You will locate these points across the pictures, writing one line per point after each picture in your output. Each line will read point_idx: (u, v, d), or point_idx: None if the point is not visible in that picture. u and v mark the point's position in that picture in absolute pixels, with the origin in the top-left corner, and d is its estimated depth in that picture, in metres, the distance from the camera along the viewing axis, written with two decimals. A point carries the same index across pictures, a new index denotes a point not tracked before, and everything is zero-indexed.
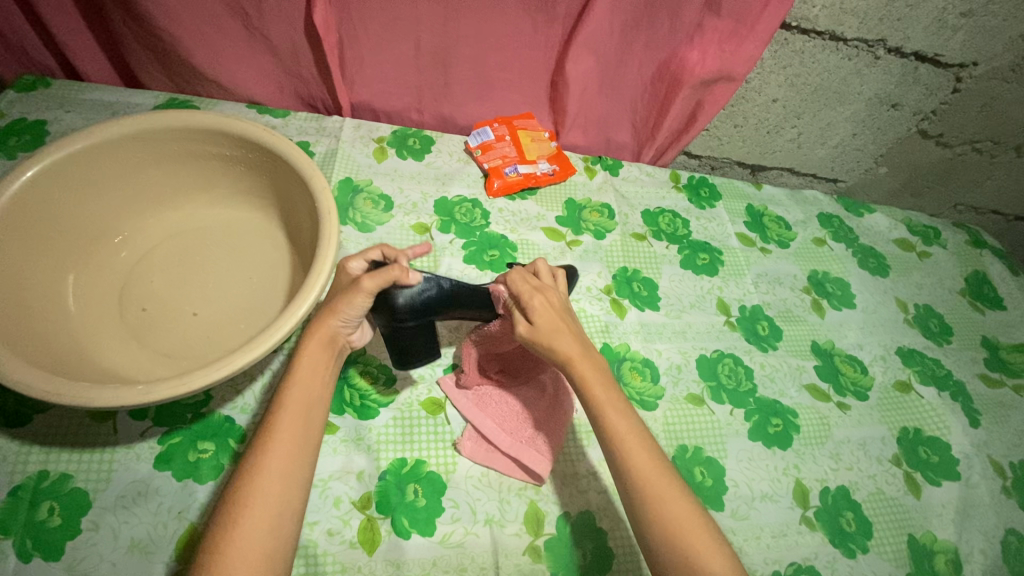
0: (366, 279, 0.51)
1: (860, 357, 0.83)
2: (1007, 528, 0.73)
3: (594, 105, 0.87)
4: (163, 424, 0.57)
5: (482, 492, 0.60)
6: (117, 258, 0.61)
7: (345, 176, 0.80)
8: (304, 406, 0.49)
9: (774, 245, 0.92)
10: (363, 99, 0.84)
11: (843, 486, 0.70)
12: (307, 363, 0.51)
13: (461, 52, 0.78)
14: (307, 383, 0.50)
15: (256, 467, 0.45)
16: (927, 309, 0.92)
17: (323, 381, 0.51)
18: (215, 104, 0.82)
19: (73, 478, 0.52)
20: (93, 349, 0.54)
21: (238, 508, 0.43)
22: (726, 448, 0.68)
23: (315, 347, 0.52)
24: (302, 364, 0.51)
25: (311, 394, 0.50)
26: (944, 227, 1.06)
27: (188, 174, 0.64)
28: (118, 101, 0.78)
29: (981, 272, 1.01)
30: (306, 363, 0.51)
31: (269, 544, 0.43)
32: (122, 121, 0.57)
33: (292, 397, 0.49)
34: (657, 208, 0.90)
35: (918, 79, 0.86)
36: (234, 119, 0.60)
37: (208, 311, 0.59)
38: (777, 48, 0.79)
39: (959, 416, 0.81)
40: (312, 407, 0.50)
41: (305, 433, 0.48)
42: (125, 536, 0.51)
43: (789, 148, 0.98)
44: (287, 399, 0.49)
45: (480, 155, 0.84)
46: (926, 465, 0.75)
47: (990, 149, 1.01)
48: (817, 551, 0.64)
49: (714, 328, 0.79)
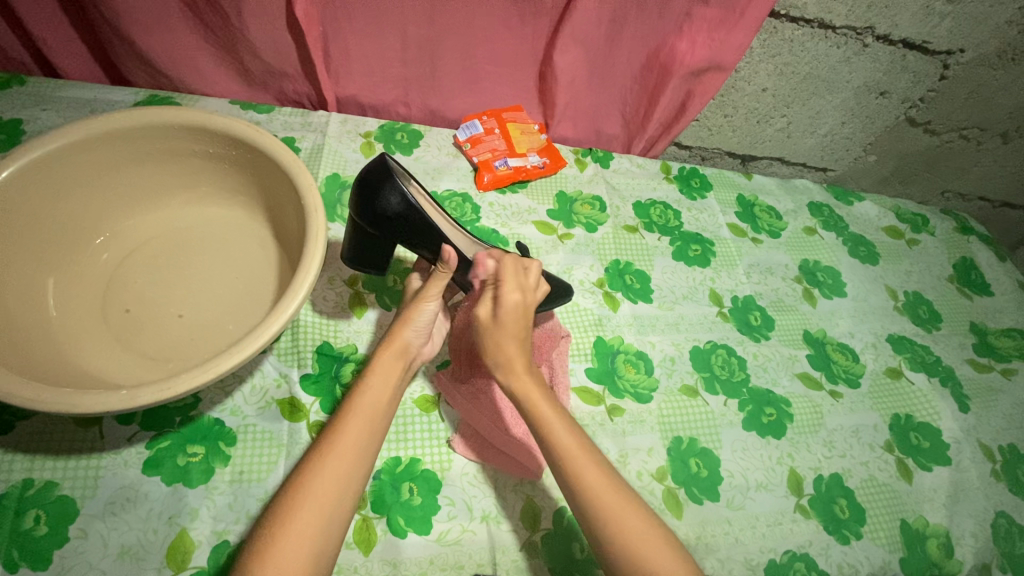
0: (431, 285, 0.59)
1: (851, 345, 0.84)
2: (997, 510, 0.74)
3: (583, 97, 0.86)
4: (151, 428, 0.56)
5: (478, 489, 0.59)
6: (99, 260, 0.59)
7: (332, 171, 0.79)
8: (371, 411, 0.50)
9: (765, 235, 0.92)
10: (349, 93, 0.83)
11: (836, 474, 0.70)
12: (379, 370, 0.53)
13: (448, 44, 0.76)
14: (376, 390, 0.52)
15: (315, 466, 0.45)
16: (916, 296, 0.93)
17: (393, 389, 0.53)
18: (197, 100, 0.80)
19: (59, 485, 0.51)
20: (76, 353, 0.52)
21: (292, 504, 0.43)
22: (720, 438, 0.69)
23: (388, 358, 0.54)
24: (375, 373, 0.53)
25: (380, 400, 0.51)
26: (932, 214, 1.07)
27: (170, 172, 0.63)
28: (97, 99, 0.76)
29: (969, 258, 1.02)
30: (378, 370, 0.53)
31: (315, 545, 0.42)
32: (101, 119, 0.55)
33: (362, 401, 0.50)
34: (648, 199, 0.89)
35: (906, 66, 0.86)
36: (217, 116, 0.58)
37: (194, 313, 0.58)
38: (766, 37, 0.79)
39: (949, 402, 0.82)
40: (380, 413, 0.51)
41: (370, 437, 0.49)
42: (115, 543, 0.50)
43: (779, 138, 0.98)
44: (357, 403, 0.50)
45: (469, 148, 0.83)
46: (918, 450, 0.76)
47: (977, 135, 1.01)
48: (812, 539, 0.64)
49: (706, 319, 0.79)
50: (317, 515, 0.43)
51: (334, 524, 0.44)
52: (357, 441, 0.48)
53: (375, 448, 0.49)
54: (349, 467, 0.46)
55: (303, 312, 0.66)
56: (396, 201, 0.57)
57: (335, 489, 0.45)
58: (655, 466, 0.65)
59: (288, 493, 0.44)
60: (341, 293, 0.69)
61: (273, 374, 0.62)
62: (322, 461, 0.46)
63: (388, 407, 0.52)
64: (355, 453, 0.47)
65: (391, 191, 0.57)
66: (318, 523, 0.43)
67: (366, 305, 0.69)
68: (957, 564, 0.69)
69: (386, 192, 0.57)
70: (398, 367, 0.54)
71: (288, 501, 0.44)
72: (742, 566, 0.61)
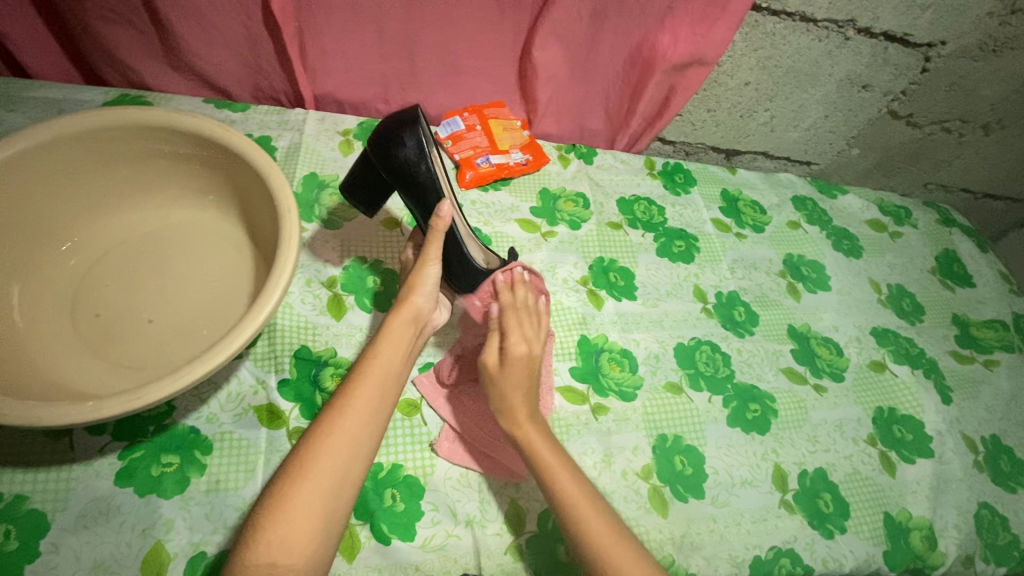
0: (428, 247, 0.59)
1: (835, 339, 0.84)
2: (979, 501, 0.75)
3: (565, 93, 0.85)
4: (123, 438, 0.54)
5: (462, 493, 0.59)
6: (66, 266, 0.57)
7: (309, 171, 0.77)
8: (384, 376, 0.51)
9: (749, 230, 0.92)
10: (326, 90, 0.81)
11: (820, 469, 0.70)
12: (392, 335, 0.54)
13: (426, 40, 0.75)
14: (389, 355, 0.52)
15: (327, 429, 0.46)
16: (899, 289, 0.93)
17: (404, 352, 0.53)
18: (170, 98, 0.78)
19: (28, 499, 0.50)
20: (43, 363, 0.51)
21: (304, 467, 0.44)
22: (705, 435, 0.68)
23: (401, 321, 0.55)
24: (387, 338, 0.53)
25: (392, 364, 0.52)
26: (915, 206, 1.07)
27: (139, 175, 0.61)
28: (65, 98, 0.74)
29: (951, 250, 1.03)
30: (391, 334, 0.54)
31: (328, 507, 0.43)
32: (65, 120, 0.54)
33: (376, 364, 0.51)
34: (632, 195, 0.89)
35: (888, 59, 0.86)
36: (186, 115, 0.57)
37: (167, 318, 0.57)
38: (748, 31, 0.78)
39: (932, 394, 0.82)
40: (393, 378, 0.51)
41: (383, 401, 0.49)
42: (87, 557, 0.48)
43: (762, 132, 0.97)
44: (370, 366, 0.51)
45: (450, 146, 0.82)
46: (901, 443, 0.76)
47: (959, 128, 1.02)
48: (796, 534, 0.64)
49: (691, 315, 0.79)
50: (330, 475, 0.44)
51: (346, 486, 0.44)
52: (371, 404, 0.48)
53: (387, 413, 0.49)
54: (361, 430, 0.47)
55: (280, 315, 0.65)
56: (411, 148, 0.60)
57: (347, 451, 0.45)
58: (640, 465, 0.64)
59: (302, 453, 0.45)
60: (319, 296, 0.68)
61: (250, 380, 0.60)
62: (335, 423, 0.46)
63: (400, 371, 0.52)
64: (368, 417, 0.48)
65: (409, 136, 0.59)
66: (331, 483, 0.44)
67: (345, 307, 0.68)
68: (940, 555, 0.69)
69: (404, 136, 0.59)
70: (410, 333, 0.55)
71: (301, 460, 0.44)
72: (727, 564, 0.61)
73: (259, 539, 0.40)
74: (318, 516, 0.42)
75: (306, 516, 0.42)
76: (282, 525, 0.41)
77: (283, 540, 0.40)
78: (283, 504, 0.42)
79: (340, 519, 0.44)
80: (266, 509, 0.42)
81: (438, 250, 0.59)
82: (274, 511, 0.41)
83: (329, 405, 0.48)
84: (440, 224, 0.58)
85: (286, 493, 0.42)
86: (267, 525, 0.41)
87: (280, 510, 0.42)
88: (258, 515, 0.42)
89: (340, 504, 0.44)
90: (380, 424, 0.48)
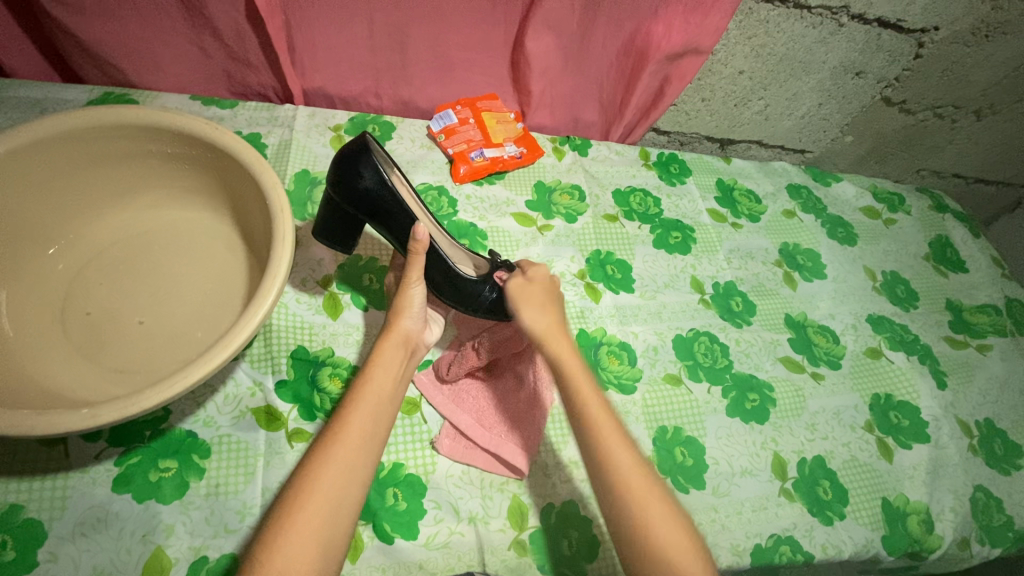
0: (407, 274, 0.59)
1: (832, 327, 0.84)
2: (974, 484, 0.76)
3: (558, 84, 0.84)
4: (120, 444, 0.54)
5: (464, 490, 0.59)
6: (54, 271, 0.56)
7: (301, 168, 0.76)
8: (375, 401, 0.51)
9: (745, 220, 0.92)
10: (316, 85, 0.80)
11: (819, 456, 0.71)
12: (382, 359, 0.54)
13: (417, 32, 0.74)
14: (382, 378, 0.53)
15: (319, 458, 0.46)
16: (894, 275, 0.94)
17: (395, 377, 0.54)
18: (156, 95, 0.76)
19: (25, 507, 0.49)
20: (36, 369, 0.50)
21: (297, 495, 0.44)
22: (704, 426, 0.69)
23: (390, 345, 0.56)
24: (377, 363, 0.54)
25: (384, 387, 0.52)
26: (908, 193, 1.07)
27: (126, 175, 0.59)
28: (47, 98, 0.72)
29: (944, 236, 1.03)
30: (382, 359, 0.54)
31: (324, 532, 0.43)
32: (48, 121, 0.52)
33: (367, 388, 0.52)
34: (628, 187, 0.88)
35: (881, 45, 0.85)
36: (174, 114, 0.56)
37: (158, 321, 0.56)
38: (742, 19, 0.77)
39: (927, 379, 0.83)
40: (386, 400, 0.52)
41: (375, 426, 0.49)
42: (87, 564, 0.48)
43: (757, 121, 0.97)
44: (363, 390, 0.51)
45: (443, 139, 0.81)
46: (898, 429, 0.77)
47: (951, 114, 1.02)
48: (796, 522, 0.65)
49: (689, 307, 0.79)
50: (326, 501, 0.44)
51: (343, 510, 0.44)
52: (363, 429, 0.49)
53: (383, 435, 0.50)
54: (356, 454, 0.47)
55: (276, 316, 0.64)
56: (370, 180, 0.57)
57: (343, 475, 0.46)
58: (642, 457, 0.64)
59: (297, 482, 0.45)
60: (314, 295, 0.67)
61: (246, 382, 0.60)
62: (326, 450, 0.46)
63: (391, 396, 0.52)
64: (360, 442, 0.48)
65: (366, 166, 0.57)
66: (327, 507, 0.44)
67: (341, 306, 0.67)
68: (937, 539, 0.70)
69: (360, 168, 0.57)
70: (400, 356, 0.55)
71: (297, 488, 0.44)
72: (728, 553, 0.61)
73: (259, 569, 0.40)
74: (315, 543, 0.42)
75: (305, 542, 0.42)
76: (281, 552, 0.41)
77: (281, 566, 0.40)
78: (279, 532, 0.42)
79: (339, 542, 0.44)
80: (263, 539, 0.42)
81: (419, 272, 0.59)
82: (271, 540, 0.41)
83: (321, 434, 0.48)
84: (417, 247, 0.57)
85: (283, 520, 0.42)
86: (264, 554, 0.41)
87: (277, 539, 0.41)
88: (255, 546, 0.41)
89: (340, 525, 0.44)
90: (376, 446, 0.49)
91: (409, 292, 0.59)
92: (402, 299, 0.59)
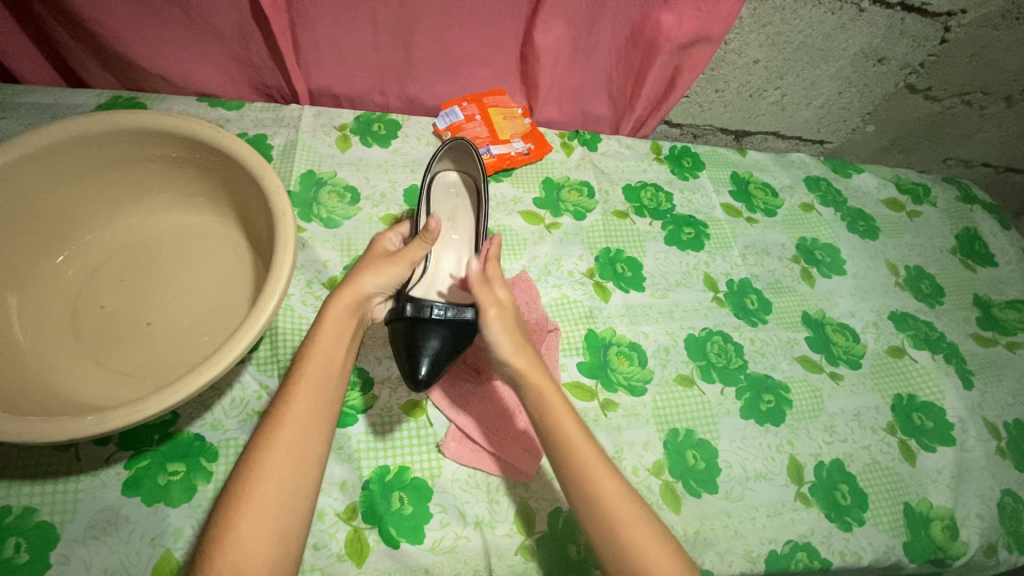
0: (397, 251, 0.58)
1: (852, 325, 0.81)
2: (1003, 489, 0.73)
3: (566, 78, 0.82)
4: (129, 447, 0.54)
5: (470, 494, 0.58)
6: (64, 278, 0.57)
7: (307, 168, 0.76)
8: (324, 376, 0.51)
9: (760, 214, 0.89)
10: (322, 84, 0.79)
11: (837, 459, 0.69)
12: (330, 331, 0.53)
13: (422, 30, 0.72)
14: (327, 353, 0.52)
15: (266, 446, 0.46)
16: (918, 270, 0.90)
17: (346, 347, 0.53)
18: (164, 99, 0.76)
19: (37, 511, 0.50)
20: (48, 374, 0.51)
21: (247, 489, 0.44)
22: (718, 429, 0.67)
23: (338, 312, 0.54)
24: (324, 333, 0.52)
25: (331, 365, 0.51)
26: (934, 183, 1.03)
27: (131, 180, 0.60)
28: (57, 103, 0.72)
29: (972, 228, 0.99)
30: (329, 328, 0.53)
31: (279, 522, 0.44)
32: (50, 129, 0.52)
33: (312, 367, 0.50)
34: (638, 181, 0.86)
35: (904, 31, 0.82)
36: (174, 117, 0.55)
37: (164, 322, 0.56)
38: (756, 6, 0.74)
39: (953, 379, 0.80)
40: (332, 378, 0.51)
41: (325, 403, 0.50)
42: (98, 567, 0.49)
43: (773, 111, 0.94)
44: (307, 369, 0.50)
45: (449, 137, 0.81)
46: (921, 431, 0.74)
47: (980, 100, 0.97)
48: (813, 528, 0.63)
49: (701, 305, 0.77)
50: (277, 494, 0.44)
51: (297, 501, 0.45)
52: (308, 413, 0.48)
53: (329, 417, 0.49)
54: (305, 442, 0.47)
55: (281, 318, 0.64)
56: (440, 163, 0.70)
57: (294, 463, 0.46)
58: (652, 462, 0.63)
59: (242, 476, 0.45)
60: (320, 297, 0.67)
61: (253, 385, 0.60)
62: (272, 435, 0.47)
63: (339, 367, 0.52)
64: (310, 422, 0.48)
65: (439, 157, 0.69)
66: (280, 502, 0.44)
67: None
68: (961, 545, 0.68)
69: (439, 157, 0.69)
70: (348, 326, 0.54)
71: (244, 481, 0.45)
72: (742, 559, 0.60)
73: (212, 563, 0.41)
74: (271, 534, 0.43)
75: (257, 532, 0.43)
76: (233, 550, 0.42)
77: (236, 566, 0.41)
78: (231, 528, 0.42)
79: (297, 532, 0.45)
80: (214, 539, 0.42)
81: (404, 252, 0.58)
82: (224, 538, 0.42)
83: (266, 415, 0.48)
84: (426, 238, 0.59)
85: (234, 516, 0.43)
86: (217, 553, 0.42)
87: (229, 536, 0.42)
88: (209, 545, 0.42)
89: (295, 515, 0.45)
90: (325, 429, 0.49)
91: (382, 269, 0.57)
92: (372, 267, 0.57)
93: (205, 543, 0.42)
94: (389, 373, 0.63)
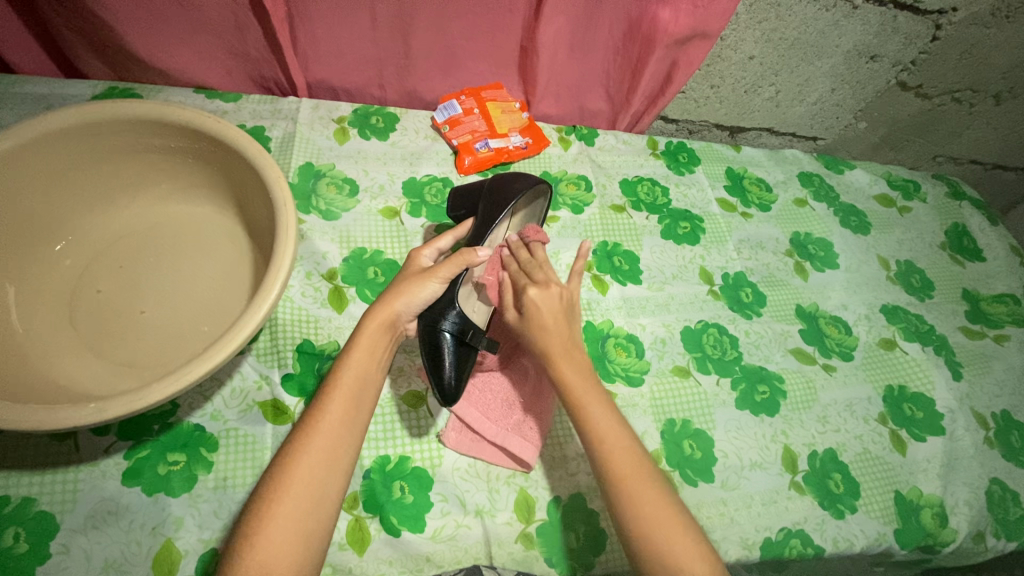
0: (444, 266, 0.56)
1: (844, 317, 0.83)
2: (991, 478, 0.75)
3: (564, 73, 0.83)
4: (129, 438, 0.54)
5: (471, 483, 0.58)
6: (61, 267, 0.56)
7: (305, 160, 0.76)
8: (357, 387, 0.51)
9: (754, 209, 0.90)
10: (320, 77, 0.79)
11: (830, 449, 0.70)
12: (362, 348, 0.53)
13: (421, 23, 0.73)
14: (360, 367, 0.52)
15: (297, 453, 0.46)
16: (908, 264, 0.92)
17: (377, 364, 0.53)
18: (160, 90, 0.76)
19: (36, 500, 0.50)
20: (46, 364, 0.50)
21: (276, 493, 0.44)
22: (714, 419, 0.68)
23: (373, 330, 0.54)
24: (358, 348, 0.52)
25: (365, 377, 0.52)
26: (923, 180, 1.05)
27: (130, 170, 0.59)
28: (51, 93, 0.72)
29: (961, 224, 1.01)
30: (363, 345, 0.53)
31: (306, 528, 0.44)
32: (50, 117, 0.52)
33: (345, 379, 0.51)
34: (635, 176, 0.87)
35: (896, 28, 0.83)
36: (174, 106, 0.55)
37: (163, 313, 0.56)
38: (753, 2, 0.75)
39: (943, 370, 0.82)
40: (364, 388, 0.51)
41: (357, 413, 0.50)
42: (98, 556, 0.48)
43: (767, 108, 0.95)
44: (339, 382, 0.50)
45: (447, 131, 0.81)
46: (912, 421, 0.75)
47: (969, 98, 0.99)
48: (807, 516, 0.64)
49: (697, 298, 0.78)
50: (307, 497, 0.45)
51: (325, 507, 0.45)
52: (341, 421, 0.49)
53: (361, 425, 0.50)
54: (336, 450, 0.47)
55: (281, 309, 0.64)
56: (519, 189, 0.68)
57: (325, 470, 0.46)
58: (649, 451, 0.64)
59: (272, 481, 0.45)
60: (319, 288, 0.67)
61: (253, 375, 0.60)
62: (305, 443, 0.47)
63: (372, 381, 0.52)
64: (342, 433, 0.48)
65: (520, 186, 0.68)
66: (307, 505, 0.44)
67: (346, 299, 0.67)
68: (951, 532, 0.69)
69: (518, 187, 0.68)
70: (382, 343, 0.54)
71: (273, 486, 0.45)
72: (738, 546, 0.61)
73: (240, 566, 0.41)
74: (298, 539, 0.43)
75: (287, 537, 0.43)
76: (261, 551, 0.42)
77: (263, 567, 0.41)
78: (259, 531, 0.42)
79: (322, 538, 0.45)
80: (242, 539, 0.42)
81: (449, 270, 0.56)
82: (253, 536, 0.42)
83: (298, 424, 0.48)
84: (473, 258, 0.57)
85: (262, 516, 0.43)
86: (245, 554, 0.42)
87: (256, 537, 0.42)
88: (237, 542, 0.42)
89: (322, 520, 0.45)
90: (356, 438, 0.49)
91: (422, 286, 0.56)
92: (414, 285, 0.56)
93: (233, 544, 0.42)
94: (390, 365, 0.63)
